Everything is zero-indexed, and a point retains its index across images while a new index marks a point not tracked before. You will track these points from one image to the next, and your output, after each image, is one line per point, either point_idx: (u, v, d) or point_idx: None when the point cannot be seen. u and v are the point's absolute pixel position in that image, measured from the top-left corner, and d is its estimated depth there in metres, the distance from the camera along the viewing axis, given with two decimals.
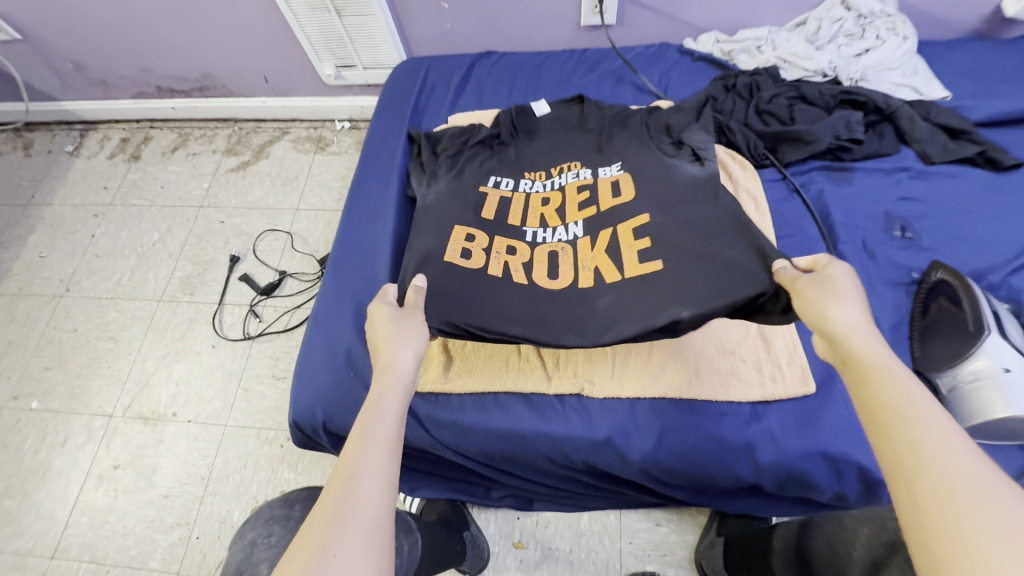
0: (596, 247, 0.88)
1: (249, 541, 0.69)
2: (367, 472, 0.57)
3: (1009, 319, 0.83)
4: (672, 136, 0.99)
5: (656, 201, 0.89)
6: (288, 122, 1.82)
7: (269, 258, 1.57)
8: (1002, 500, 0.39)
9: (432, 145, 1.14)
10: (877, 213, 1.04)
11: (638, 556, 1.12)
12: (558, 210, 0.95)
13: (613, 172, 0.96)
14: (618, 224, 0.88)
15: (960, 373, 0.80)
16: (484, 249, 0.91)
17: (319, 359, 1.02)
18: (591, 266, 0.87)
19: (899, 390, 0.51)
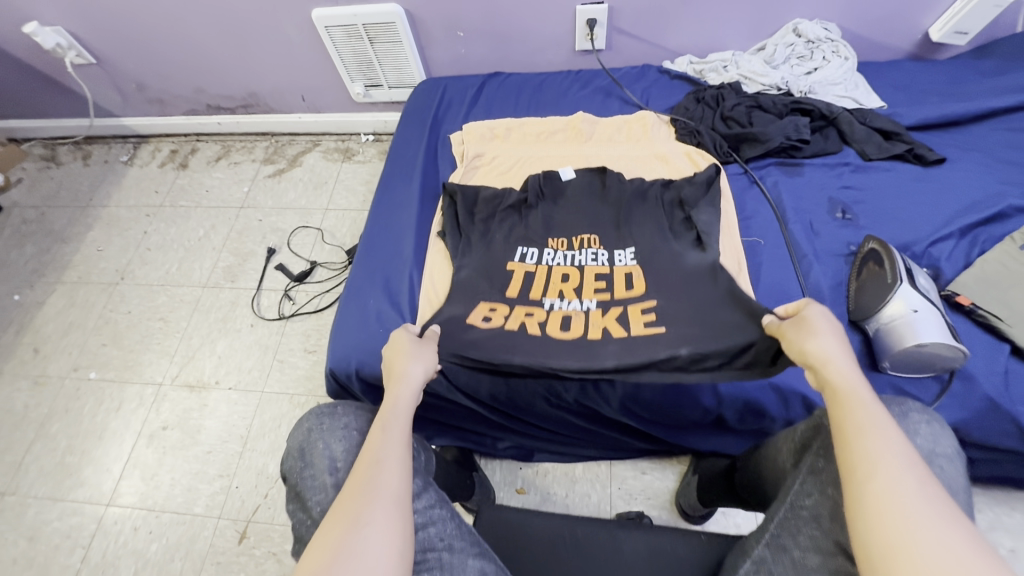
0: (606, 315, 1.04)
1: (305, 429, 0.86)
2: (392, 466, 0.69)
3: (921, 274, 1.02)
4: (683, 211, 1.17)
5: (665, 284, 1.04)
6: (319, 135, 2.06)
7: (302, 250, 1.78)
8: (917, 508, 0.52)
9: (467, 204, 1.27)
10: (822, 199, 1.24)
11: (626, 499, 1.28)
12: (576, 288, 1.09)
13: (628, 259, 1.11)
14: (628, 304, 1.03)
15: (880, 317, 0.99)
16: (506, 315, 1.06)
17: (353, 319, 1.21)
18: (600, 326, 1.01)
19: (856, 413, 0.62)
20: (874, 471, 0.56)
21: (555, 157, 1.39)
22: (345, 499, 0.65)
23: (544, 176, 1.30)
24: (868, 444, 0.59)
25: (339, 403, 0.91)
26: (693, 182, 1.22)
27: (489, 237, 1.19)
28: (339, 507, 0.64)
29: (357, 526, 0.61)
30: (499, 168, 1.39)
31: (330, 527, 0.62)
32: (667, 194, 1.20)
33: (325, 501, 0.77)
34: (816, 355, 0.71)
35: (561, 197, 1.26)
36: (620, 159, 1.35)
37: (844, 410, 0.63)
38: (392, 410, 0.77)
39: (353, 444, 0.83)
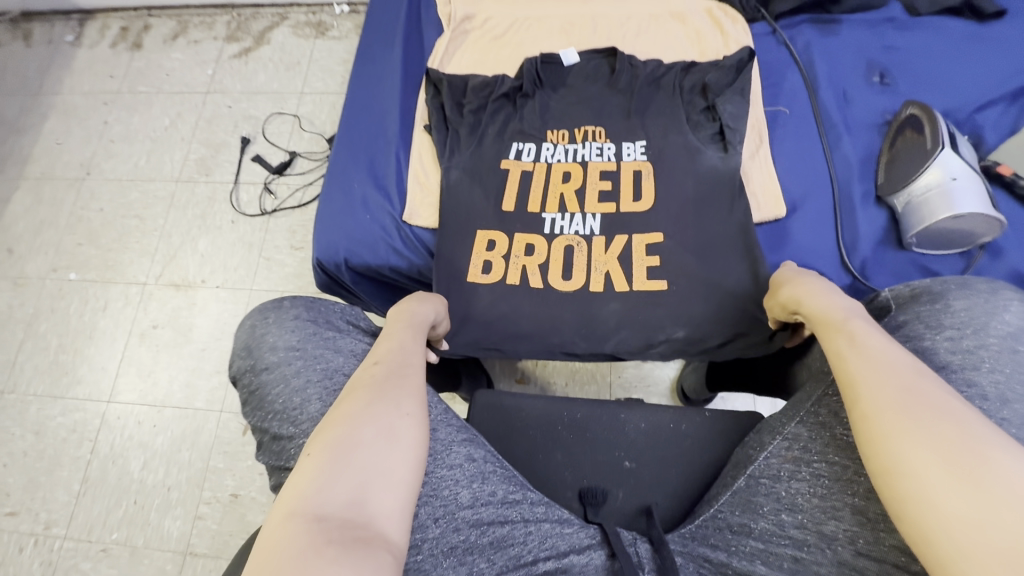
0: (609, 250, 0.99)
1: (249, 326, 0.79)
2: (408, 366, 0.68)
3: (965, 144, 0.90)
4: (706, 100, 1.06)
5: (673, 209, 0.99)
6: (286, 7, 1.81)
7: (278, 140, 1.64)
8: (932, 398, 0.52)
9: (455, 98, 1.14)
10: (859, 62, 1.10)
11: (626, 387, 1.28)
12: (578, 191, 1.04)
13: (636, 159, 1.04)
14: (633, 234, 0.99)
15: (912, 190, 0.89)
16: (505, 255, 1.01)
17: (339, 205, 1.12)
18: (602, 269, 0.99)
19: (855, 332, 0.62)
20: (894, 370, 0.55)
21: (556, 21, 1.23)
22: (359, 388, 0.63)
23: (542, 62, 1.16)
24: (872, 354, 0.58)
25: (286, 297, 0.82)
26: (718, 68, 1.07)
27: (483, 143, 1.10)
28: (354, 394, 0.62)
29: (380, 408, 0.60)
30: (493, 33, 1.23)
31: (349, 407, 0.60)
32: (685, 81, 1.09)
33: (286, 392, 0.71)
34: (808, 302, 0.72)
35: (563, 89, 1.15)
36: (629, 20, 1.20)
37: (843, 332, 0.63)
38: (396, 329, 0.77)
39: (308, 335, 0.76)
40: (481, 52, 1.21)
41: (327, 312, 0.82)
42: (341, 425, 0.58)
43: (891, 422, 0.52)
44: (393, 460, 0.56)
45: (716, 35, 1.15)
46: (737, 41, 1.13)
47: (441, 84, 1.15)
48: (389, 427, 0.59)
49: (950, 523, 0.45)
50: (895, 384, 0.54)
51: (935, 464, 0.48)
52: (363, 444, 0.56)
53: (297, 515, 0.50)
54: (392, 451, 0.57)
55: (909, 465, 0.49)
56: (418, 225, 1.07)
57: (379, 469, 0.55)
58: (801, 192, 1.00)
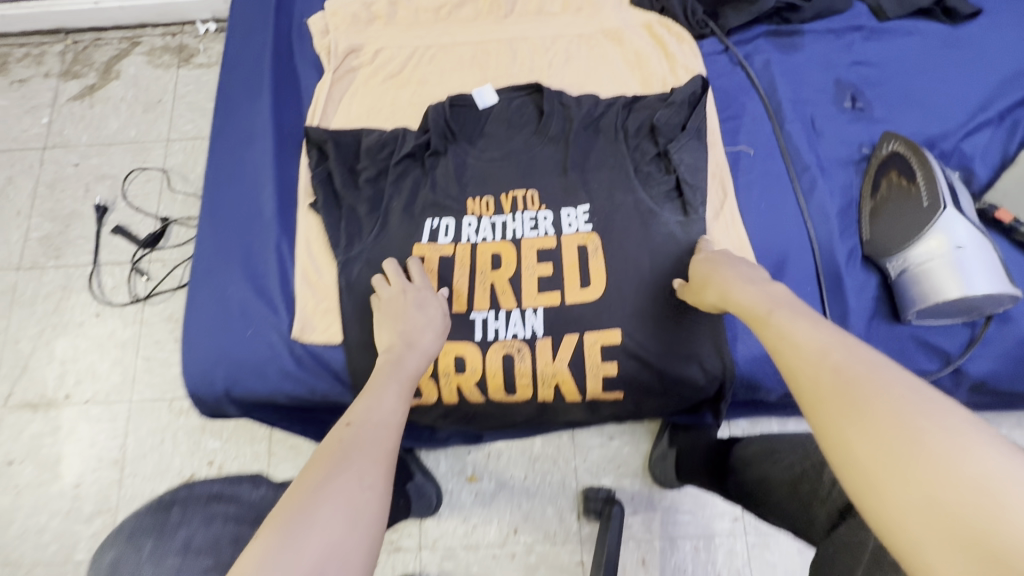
0: (557, 354, 0.80)
1: (107, 562, 0.54)
2: (386, 423, 0.57)
3: (964, 197, 0.77)
4: (658, 147, 0.87)
5: (630, 296, 0.81)
6: (136, 30, 1.47)
7: (145, 204, 1.33)
8: (877, 373, 0.45)
9: (346, 163, 0.89)
10: (827, 82, 0.93)
11: (593, 472, 1.11)
12: (512, 280, 0.83)
13: (579, 229, 0.85)
14: (585, 332, 0.80)
15: (908, 256, 0.75)
16: (432, 374, 0.82)
17: (209, 318, 0.86)
18: (551, 381, 0.80)
19: (784, 320, 0.54)
20: (827, 348, 0.48)
21: (465, 48, 0.98)
22: (329, 448, 0.52)
23: (451, 106, 0.92)
24: (800, 341, 0.51)
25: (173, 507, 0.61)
26: (670, 104, 0.88)
27: (388, 222, 0.87)
28: (322, 454, 0.52)
29: (341, 476, 0.50)
30: (388, 69, 0.97)
31: (311, 474, 0.50)
32: (630, 123, 0.89)
33: None
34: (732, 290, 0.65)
35: (482, 139, 0.91)
36: (555, 42, 0.97)
37: (771, 322, 0.56)
38: (386, 368, 0.66)
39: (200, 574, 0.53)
40: (375, 96, 0.96)
41: (233, 524, 0.61)
42: (297, 499, 0.47)
43: (831, 407, 0.44)
44: (354, 543, 0.46)
45: (659, 58, 0.95)
46: (686, 65, 0.93)
47: (326, 146, 0.90)
48: (353, 502, 0.49)
49: (907, 523, 0.37)
50: (830, 360, 0.47)
51: (880, 452, 0.40)
52: (319, 520, 0.46)
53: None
54: (355, 531, 0.47)
55: (854, 459, 0.42)
56: (314, 341, 0.83)
57: (338, 548, 0.45)
58: (778, 256, 0.83)
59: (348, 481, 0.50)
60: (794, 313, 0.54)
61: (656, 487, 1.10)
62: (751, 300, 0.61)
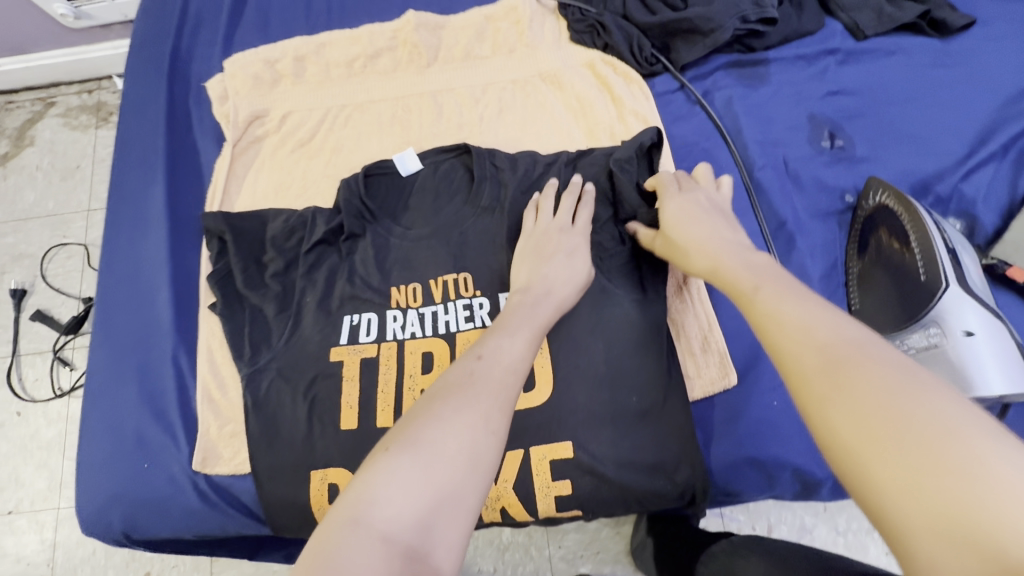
0: (500, 474, 0.68)
1: None
2: (517, 369, 0.53)
3: (969, 269, 0.64)
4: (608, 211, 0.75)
5: (583, 400, 0.68)
6: (50, 89, 1.35)
7: (66, 285, 1.21)
8: (865, 350, 0.38)
9: (247, 256, 0.77)
10: (800, 119, 0.80)
11: (568, 560, 0.99)
12: None
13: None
14: (530, 448, 0.68)
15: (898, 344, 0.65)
16: None
17: (102, 447, 0.75)
18: (495, 504, 0.69)
19: (770, 291, 0.47)
20: (808, 325, 0.42)
21: (384, 105, 0.86)
22: (458, 379, 0.50)
23: (365, 178, 0.80)
24: (782, 314, 0.44)
25: None
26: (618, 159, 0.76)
27: (300, 323, 0.75)
28: (447, 384, 0.50)
29: (464, 409, 0.47)
30: (297, 136, 0.85)
31: (443, 403, 0.48)
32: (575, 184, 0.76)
33: None
34: (704, 254, 0.58)
35: (405, 214, 0.79)
36: (485, 92, 0.85)
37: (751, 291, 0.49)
38: (523, 310, 0.60)
39: None
40: (284, 170, 0.84)
41: None
42: (427, 422, 0.46)
43: (816, 385, 0.38)
44: (470, 484, 0.45)
45: (605, 103, 0.83)
46: (635, 110, 0.81)
47: (223, 235, 0.78)
48: (473, 446, 0.46)
49: (891, 511, 0.32)
50: (814, 338, 0.41)
51: (867, 438, 0.34)
52: (442, 455, 0.45)
53: (357, 526, 0.41)
54: (472, 475, 0.45)
55: (837, 447, 0.36)
56: (219, 473, 0.72)
57: (452, 488, 0.44)
58: (750, 338, 0.72)
59: (468, 421, 0.47)
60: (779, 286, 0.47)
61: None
62: (733, 266, 0.54)
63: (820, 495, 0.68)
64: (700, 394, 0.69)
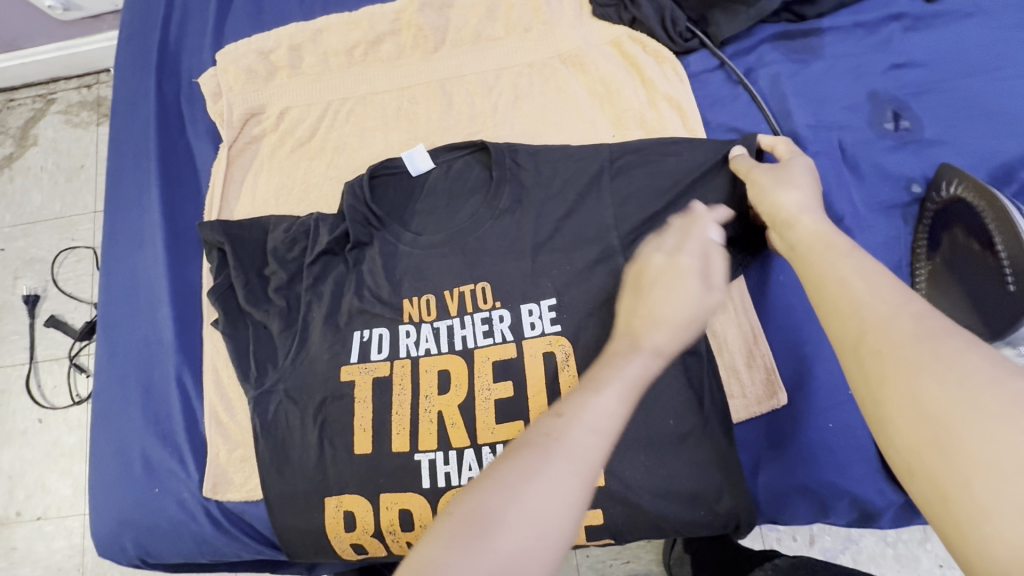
0: None
1: None
2: (605, 430, 0.44)
3: None
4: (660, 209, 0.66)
5: None
6: (48, 84, 1.30)
7: (78, 289, 1.19)
8: (955, 335, 0.36)
9: (249, 268, 0.73)
10: (860, 96, 0.70)
11: (598, 570, 0.91)
12: (463, 408, 0.65)
13: (544, 332, 0.65)
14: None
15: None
16: (373, 533, 0.66)
17: (111, 470, 0.72)
18: None
19: (854, 267, 0.44)
20: (897, 307, 0.39)
21: (388, 97, 0.78)
22: (536, 439, 0.43)
23: (371, 180, 0.73)
24: (867, 295, 0.41)
25: None
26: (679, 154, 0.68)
27: (307, 339, 0.70)
28: (524, 443, 0.43)
29: (539, 477, 0.40)
30: (296, 134, 0.79)
31: (506, 466, 0.41)
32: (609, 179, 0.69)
33: None
34: (783, 206, 0.55)
35: (416, 218, 0.73)
36: (499, 77, 0.77)
37: (824, 261, 0.46)
38: (607, 358, 0.50)
39: None
40: (284, 172, 0.78)
41: None
42: (490, 486, 0.40)
43: (900, 352, 0.36)
44: (540, 559, 0.38)
45: (634, 87, 0.74)
46: (667, 95, 0.72)
47: (223, 246, 0.73)
48: (537, 518, 0.38)
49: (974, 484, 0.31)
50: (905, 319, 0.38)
51: (966, 416, 0.32)
52: (504, 523, 0.38)
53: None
54: (541, 548, 0.38)
55: (925, 425, 0.33)
56: (230, 499, 0.69)
57: (515, 562, 0.37)
58: (800, 351, 0.64)
59: (546, 488, 0.40)
60: (853, 260, 0.44)
61: None
62: (799, 238, 0.51)
63: (880, 525, 0.62)
64: (745, 415, 0.63)
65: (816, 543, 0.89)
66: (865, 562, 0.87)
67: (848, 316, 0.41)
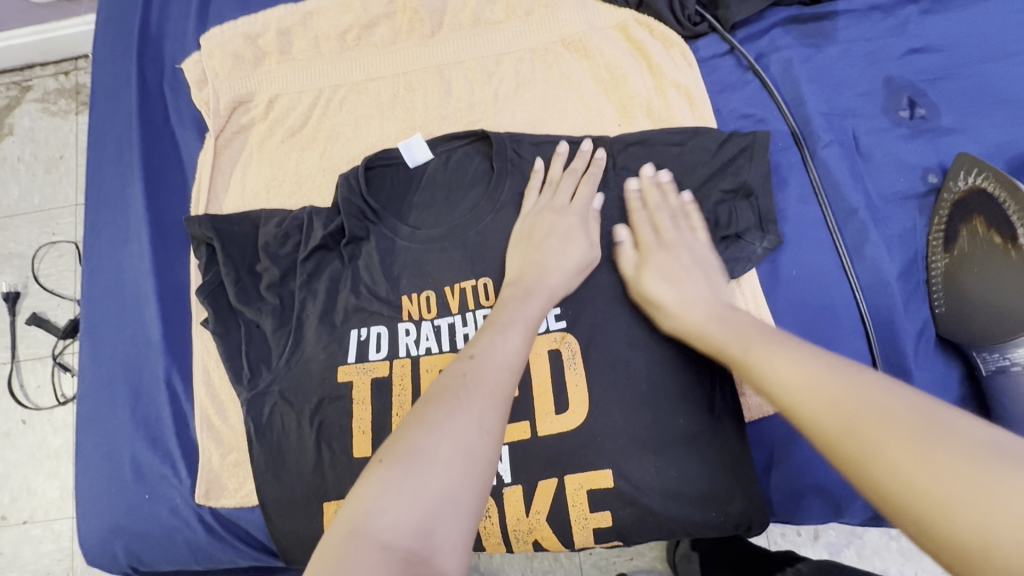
0: (532, 505, 0.61)
1: None
2: (512, 365, 0.49)
3: None
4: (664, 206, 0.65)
5: (624, 422, 0.60)
6: (24, 70, 1.24)
7: (61, 286, 1.15)
8: (883, 408, 0.37)
9: (239, 264, 0.69)
10: (874, 83, 0.67)
11: (602, 568, 0.89)
12: None
13: (550, 328, 0.63)
14: (565, 476, 0.60)
15: (980, 361, 0.57)
16: None
17: (98, 476, 0.69)
18: (528, 536, 0.62)
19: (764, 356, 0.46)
20: (822, 392, 0.41)
21: (384, 84, 0.75)
22: (453, 382, 0.45)
23: (366, 171, 0.70)
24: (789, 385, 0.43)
25: None
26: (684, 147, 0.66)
27: (302, 339, 0.67)
28: (442, 387, 0.45)
29: (461, 414, 0.43)
30: (287, 124, 0.75)
31: (434, 408, 0.43)
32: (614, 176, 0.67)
33: None
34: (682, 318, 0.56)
35: (414, 212, 0.70)
36: (499, 63, 0.74)
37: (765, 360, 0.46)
38: (513, 305, 0.56)
39: None
40: (275, 163, 0.74)
41: None
42: (418, 429, 0.42)
43: (845, 440, 0.37)
44: (474, 485, 0.41)
45: (641, 73, 0.71)
46: (676, 82, 0.70)
47: (212, 241, 0.70)
48: (466, 447, 0.42)
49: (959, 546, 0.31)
50: (831, 400, 0.40)
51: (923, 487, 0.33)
52: (439, 459, 0.41)
53: (357, 538, 0.37)
54: (473, 476, 0.41)
55: (918, 511, 0.33)
56: (224, 505, 0.66)
57: (452, 490, 0.40)
58: None
59: (468, 420, 0.43)
60: (764, 348, 0.47)
61: None
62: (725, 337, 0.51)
63: (894, 524, 0.61)
64: (758, 413, 0.62)
65: (820, 538, 0.88)
66: (870, 557, 0.86)
67: (813, 420, 0.40)
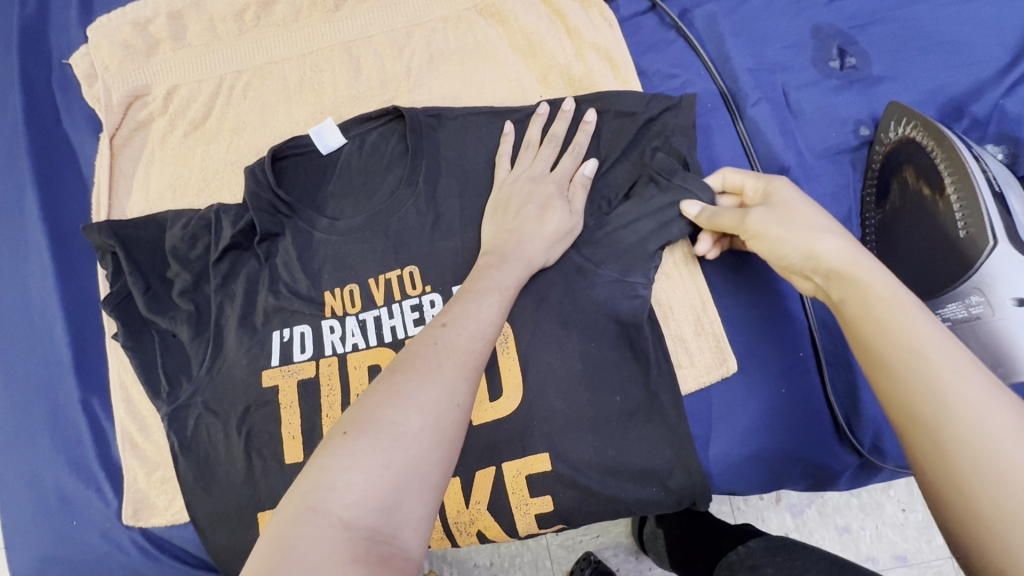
0: (473, 496, 0.59)
1: None
2: (486, 336, 0.46)
3: (1013, 192, 0.52)
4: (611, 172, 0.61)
5: (560, 406, 0.58)
6: None
7: None
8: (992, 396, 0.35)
9: (149, 271, 0.65)
10: (802, 33, 0.64)
11: (568, 547, 0.88)
12: None
13: None
14: (503, 464, 0.58)
15: None
16: None
17: (18, 507, 0.66)
18: (471, 528, 0.61)
19: (884, 295, 0.41)
20: (937, 353, 0.37)
21: (289, 66, 0.70)
22: (423, 351, 0.42)
23: (275, 162, 0.66)
24: (905, 332, 0.39)
25: None
26: (608, 110, 0.63)
27: (222, 345, 0.63)
28: (411, 355, 0.42)
29: (428, 386, 0.40)
30: (188, 116, 0.70)
31: (403, 376, 0.40)
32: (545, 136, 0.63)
33: None
34: (826, 250, 0.45)
35: (331, 202, 0.66)
36: (411, 36, 0.69)
37: (904, 326, 0.39)
38: (491, 273, 0.52)
39: None
40: (178, 160, 0.69)
41: None
42: (386, 400, 0.39)
43: (949, 409, 0.35)
44: (437, 459, 0.38)
45: (559, 37, 0.67)
46: (595, 44, 0.66)
47: (115, 250, 0.65)
48: (436, 421, 0.39)
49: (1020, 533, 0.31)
50: (942, 364, 0.37)
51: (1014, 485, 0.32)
52: (407, 431, 0.38)
53: (315, 516, 0.35)
54: (442, 450, 0.39)
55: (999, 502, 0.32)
56: (155, 524, 0.64)
57: (419, 464, 0.37)
58: (750, 313, 0.61)
59: (440, 392, 0.40)
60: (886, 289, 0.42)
61: (646, 558, 0.87)
62: (867, 280, 0.42)
63: (836, 486, 0.60)
64: (695, 386, 0.59)
65: (782, 500, 0.86)
66: (830, 515, 0.85)
67: (903, 369, 0.38)
